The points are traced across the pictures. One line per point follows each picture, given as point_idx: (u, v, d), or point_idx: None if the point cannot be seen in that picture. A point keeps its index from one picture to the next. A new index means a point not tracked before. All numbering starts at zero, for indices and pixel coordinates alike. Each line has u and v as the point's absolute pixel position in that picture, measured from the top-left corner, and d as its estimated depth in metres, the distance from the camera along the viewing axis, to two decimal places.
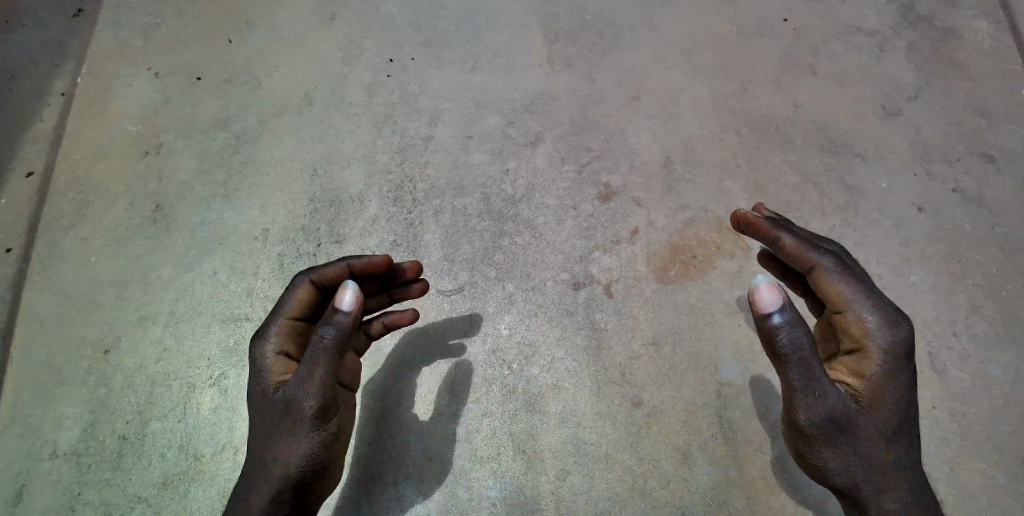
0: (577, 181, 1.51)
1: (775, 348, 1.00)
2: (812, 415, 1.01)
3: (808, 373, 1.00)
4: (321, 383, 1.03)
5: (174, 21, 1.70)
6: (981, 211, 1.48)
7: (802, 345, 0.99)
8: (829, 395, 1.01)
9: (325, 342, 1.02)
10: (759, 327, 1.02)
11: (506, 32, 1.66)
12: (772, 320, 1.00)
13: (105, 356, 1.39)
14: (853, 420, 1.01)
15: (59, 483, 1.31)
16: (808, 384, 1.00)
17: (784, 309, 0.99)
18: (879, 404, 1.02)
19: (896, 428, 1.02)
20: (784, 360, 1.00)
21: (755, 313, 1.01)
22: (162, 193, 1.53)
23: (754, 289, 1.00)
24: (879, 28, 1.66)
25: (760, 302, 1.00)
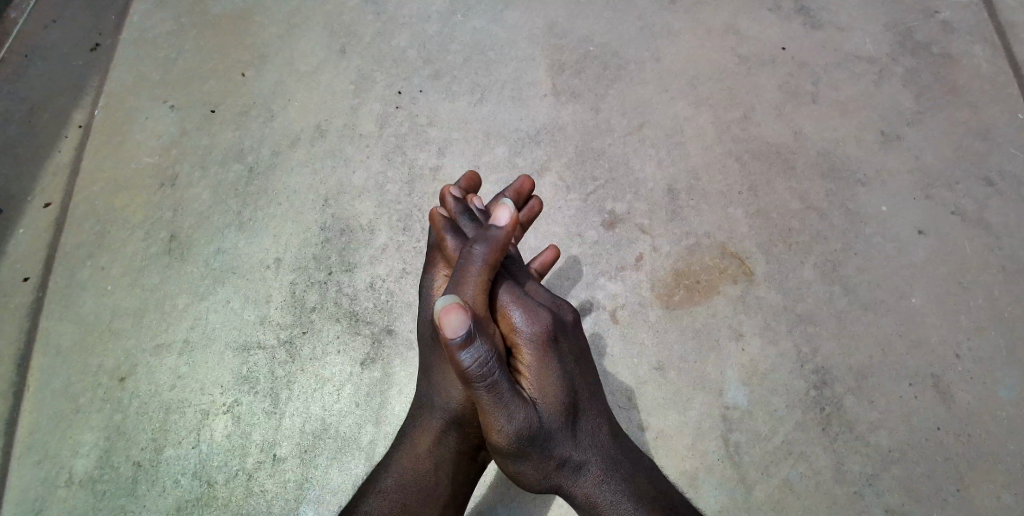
0: (583, 208, 1.54)
1: (467, 376, 0.93)
2: (511, 430, 0.99)
3: (497, 393, 0.96)
4: (475, 299, 1.06)
5: (190, 56, 1.75)
6: (982, 234, 1.50)
7: (486, 376, 0.94)
8: (516, 410, 0.98)
9: (473, 257, 1.09)
10: (450, 355, 0.92)
11: (512, 64, 1.70)
12: (456, 345, 0.90)
13: (121, 383, 1.42)
14: (535, 426, 1.01)
15: (75, 509, 1.33)
16: (494, 406, 0.97)
17: (470, 332, 0.90)
18: (545, 389, 1.05)
19: (568, 407, 1.06)
20: (475, 385, 0.94)
21: (444, 342, 0.90)
22: (178, 222, 1.57)
23: (437, 313, 0.90)
24: (878, 55, 1.69)
25: (447, 329, 0.89)
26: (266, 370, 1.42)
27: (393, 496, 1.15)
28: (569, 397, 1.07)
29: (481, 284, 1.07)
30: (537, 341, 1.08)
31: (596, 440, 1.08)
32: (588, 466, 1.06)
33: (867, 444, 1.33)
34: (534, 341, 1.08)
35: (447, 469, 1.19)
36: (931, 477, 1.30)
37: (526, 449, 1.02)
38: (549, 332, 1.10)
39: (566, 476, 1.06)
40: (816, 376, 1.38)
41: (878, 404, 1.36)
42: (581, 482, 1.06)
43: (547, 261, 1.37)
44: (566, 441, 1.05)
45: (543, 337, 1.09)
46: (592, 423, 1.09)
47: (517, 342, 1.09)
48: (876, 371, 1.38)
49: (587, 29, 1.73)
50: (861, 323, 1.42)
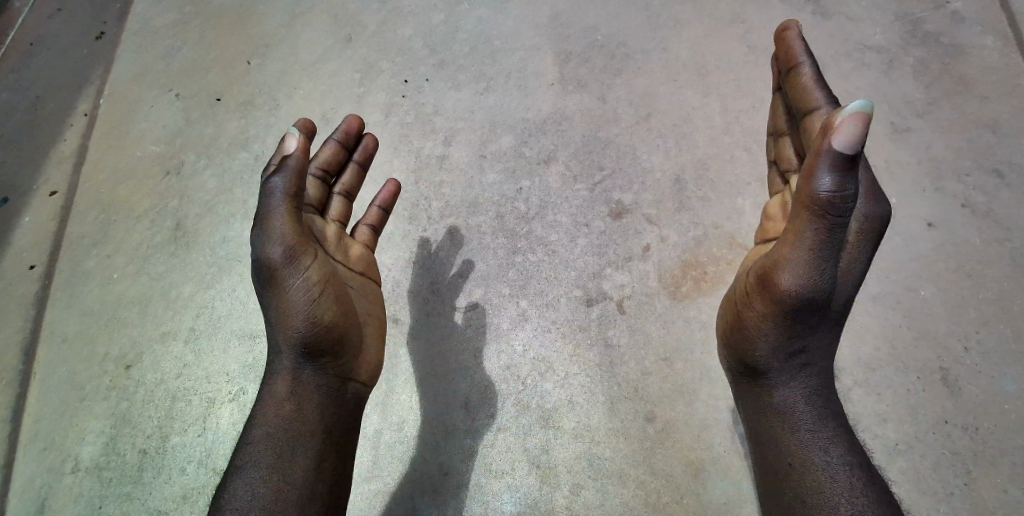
0: (589, 199, 1.53)
1: (818, 202, 0.92)
2: (799, 280, 0.98)
3: (833, 234, 0.94)
4: (285, 228, 1.08)
5: (195, 45, 1.75)
6: (990, 226, 1.48)
7: (840, 207, 0.92)
8: (827, 266, 0.97)
9: (274, 189, 1.08)
10: (813, 169, 0.92)
11: (518, 53, 1.69)
12: (842, 152, 0.89)
13: (127, 372, 1.42)
14: (822, 294, 0.98)
15: (80, 496, 1.33)
16: (812, 249, 0.95)
17: (856, 152, 0.89)
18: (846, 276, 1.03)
19: (851, 298, 1.05)
20: (817, 212, 0.93)
21: (829, 142, 0.90)
22: (183, 212, 1.57)
23: (845, 114, 0.87)
24: (888, 46, 1.68)
25: (842, 134, 0.88)
26: None
27: (256, 449, 1.04)
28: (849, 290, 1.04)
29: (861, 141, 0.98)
30: (867, 224, 1.05)
31: (829, 344, 1.07)
32: (812, 370, 1.07)
33: (872, 437, 1.33)
34: (866, 221, 1.05)
35: (312, 410, 1.08)
36: (937, 470, 1.30)
37: (799, 308, 1.00)
38: (883, 225, 1.06)
39: (799, 370, 1.07)
40: None
41: (885, 397, 1.35)
42: (795, 386, 1.07)
43: (389, 197, 1.35)
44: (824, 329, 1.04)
45: (877, 225, 1.05)
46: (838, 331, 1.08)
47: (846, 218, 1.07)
48: (882, 363, 1.38)
49: (594, 19, 1.72)
50: (867, 316, 1.42)
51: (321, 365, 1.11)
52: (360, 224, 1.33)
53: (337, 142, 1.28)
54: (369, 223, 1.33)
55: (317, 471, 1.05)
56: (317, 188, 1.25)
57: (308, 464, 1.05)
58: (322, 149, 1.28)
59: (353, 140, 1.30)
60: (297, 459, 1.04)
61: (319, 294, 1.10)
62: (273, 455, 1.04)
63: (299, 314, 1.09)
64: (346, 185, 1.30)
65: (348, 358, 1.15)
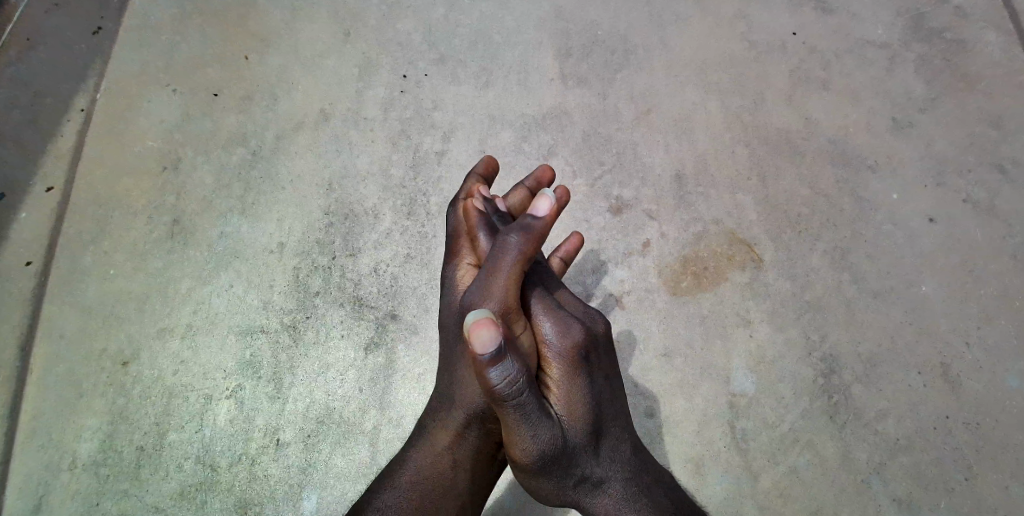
0: (589, 194, 1.52)
1: (495, 396, 0.87)
2: (530, 450, 0.94)
3: (523, 412, 0.90)
4: (505, 289, 1.03)
5: (194, 40, 1.74)
6: (992, 222, 1.48)
7: (513, 394, 0.87)
8: (540, 427, 0.93)
9: (509, 246, 1.05)
10: (478, 371, 0.85)
11: (518, 49, 1.68)
12: (486, 361, 0.83)
13: (125, 368, 1.42)
14: (559, 444, 0.96)
15: (78, 493, 1.33)
16: (519, 422, 0.91)
17: (501, 349, 0.83)
18: (574, 392, 1.03)
19: (592, 425, 1.02)
20: (505, 405, 0.88)
21: (473, 357, 0.83)
22: (180, 208, 1.56)
23: (467, 327, 0.82)
24: (889, 41, 1.67)
25: (476, 344, 0.81)
26: (270, 355, 1.41)
27: (405, 496, 1.09)
28: (595, 416, 1.03)
29: (514, 277, 1.05)
30: (567, 359, 1.05)
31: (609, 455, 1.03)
32: (609, 483, 1.02)
33: (875, 432, 1.32)
34: (563, 357, 1.05)
35: (464, 469, 1.13)
36: (939, 465, 1.29)
37: (544, 467, 0.97)
38: (581, 347, 1.06)
39: (582, 493, 1.02)
40: (824, 364, 1.37)
41: (887, 393, 1.35)
42: (599, 499, 1.02)
43: (572, 249, 1.35)
44: (586, 460, 1.01)
45: (573, 354, 1.05)
46: (624, 437, 1.07)
47: (547, 357, 1.06)
48: (884, 359, 1.37)
49: (595, 14, 1.71)
50: (869, 311, 1.41)
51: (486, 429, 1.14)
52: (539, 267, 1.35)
53: (479, 176, 1.28)
54: (561, 256, 1.35)
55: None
56: None
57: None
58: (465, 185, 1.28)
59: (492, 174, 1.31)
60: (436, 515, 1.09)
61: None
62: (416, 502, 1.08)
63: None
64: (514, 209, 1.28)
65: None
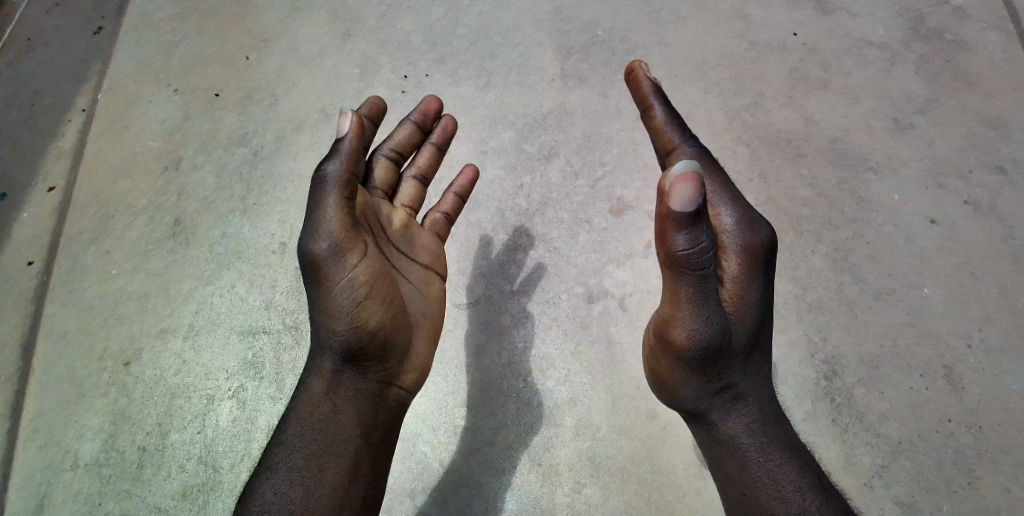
0: (591, 195, 1.52)
1: (679, 261, 0.96)
2: (691, 329, 1.01)
3: (702, 285, 0.97)
4: (332, 221, 1.03)
5: (193, 39, 1.74)
6: (994, 223, 1.48)
7: (697, 263, 0.96)
8: (710, 310, 1.00)
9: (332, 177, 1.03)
10: (665, 232, 0.95)
11: (519, 48, 1.68)
12: (687, 216, 0.92)
13: (126, 368, 1.42)
14: (722, 333, 1.02)
15: (80, 493, 1.33)
16: (693, 297, 0.99)
17: (698, 212, 0.92)
18: (744, 288, 1.05)
19: (755, 328, 1.05)
20: (683, 268, 0.96)
21: (665, 212, 0.93)
22: (182, 208, 1.56)
23: (672, 180, 0.90)
24: (890, 42, 1.67)
25: (678, 199, 0.91)
26: (272, 355, 1.41)
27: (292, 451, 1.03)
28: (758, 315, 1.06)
29: (339, 205, 1.03)
30: (748, 253, 1.05)
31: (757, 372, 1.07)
32: (747, 400, 1.06)
33: (876, 435, 1.32)
34: (745, 251, 1.05)
35: (348, 415, 1.06)
36: (940, 467, 1.29)
37: (704, 354, 1.03)
38: (764, 246, 1.06)
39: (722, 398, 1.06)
40: (825, 366, 1.37)
41: (887, 395, 1.35)
42: (733, 418, 1.06)
43: (466, 183, 1.36)
44: (739, 366, 1.06)
45: (759, 249, 1.05)
46: (766, 361, 1.09)
47: (724, 245, 1.07)
48: (885, 361, 1.37)
49: (594, 14, 1.71)
50: (870, 313, 1.41)
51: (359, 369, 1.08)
52: (434, 212, 1.33)
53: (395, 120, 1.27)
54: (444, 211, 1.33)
55: (351, 473, 1.04)
56: (386, 170, 1.22)
57: (342, 477, 1.02)
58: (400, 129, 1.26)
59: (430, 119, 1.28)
60: (327, 462, 1.02)
61: (364, 295, 1.06)
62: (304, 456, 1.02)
63: (343, 312, 1.06)
64: (422, 167, 1.29)
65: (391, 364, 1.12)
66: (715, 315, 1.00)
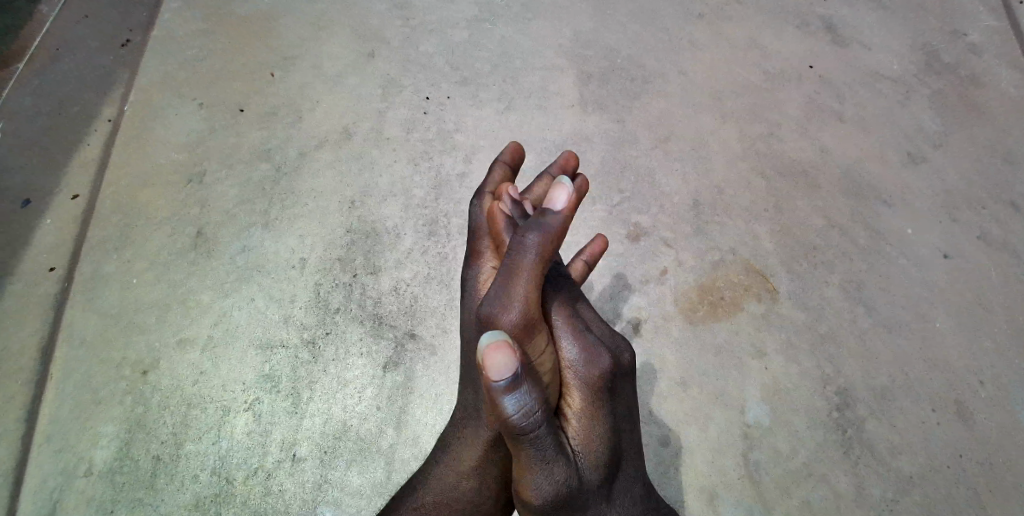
0: (607, 219, 1.54)
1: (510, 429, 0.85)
2: (543, 485, 0.90)
3: (536, 446, 0.88)
4: (526, 295, 0.99)
5: (221, 55, 1.77)
6: (1006, 259, 1.49)
7: (528, 427, 0.85)
8: (554, 468, 0.90)
9: (527, 246, 1.01)
10: (492, 400, 0.84)
11: (539, 73, 1.71)
12: (500, 388, 0.82)
13: (143, 377, 1.44)
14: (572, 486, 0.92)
15: (92, 500, 1.34)
16: (534, 460, 0.89)
17: (516, 376, 0.82)
18: (596, 423, 0.99)
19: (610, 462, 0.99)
20: (520, 439, 0.86)
21: (486, 384, 0.83)
22: (204, 220, 1.58)
23: (481, 352, 0.82)
24: (905, 76, 1.69)
25: (491, 370, 0.81)
26: (289, 370, 1.43)
27: None
28: (612, 452, 1.00)
29: (535, 279, 1.00)
30: (590, 386, 1.02)
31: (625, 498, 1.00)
32: None
33: (888, 467, 1.32)
34: (586, 385, 1.02)
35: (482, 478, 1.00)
36: (951, 501, 1.29)
37: (548, 513, 0.93)
38: (605, 376, 1.04)
39: None
40: (838, 397, 1.37)
41: (899, 427, 1.35)
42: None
43: (597, 246, 1.28)
44: (599, 505, 0.96)
45: (599, 381, 1.03)
46: (621, 488, 1.01)
47: (568, 381, 1.03)
48: (897, 393, 1.38)
49: (614, 41, 1.74)
50: (883, 345, 1.42)
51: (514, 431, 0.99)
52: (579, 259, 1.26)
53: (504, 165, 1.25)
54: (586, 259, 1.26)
55: None
56: None
57: None
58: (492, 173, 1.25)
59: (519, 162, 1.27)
60: None
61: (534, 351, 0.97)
62: None
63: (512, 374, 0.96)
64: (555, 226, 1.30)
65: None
66: (562, 471, 0.91)
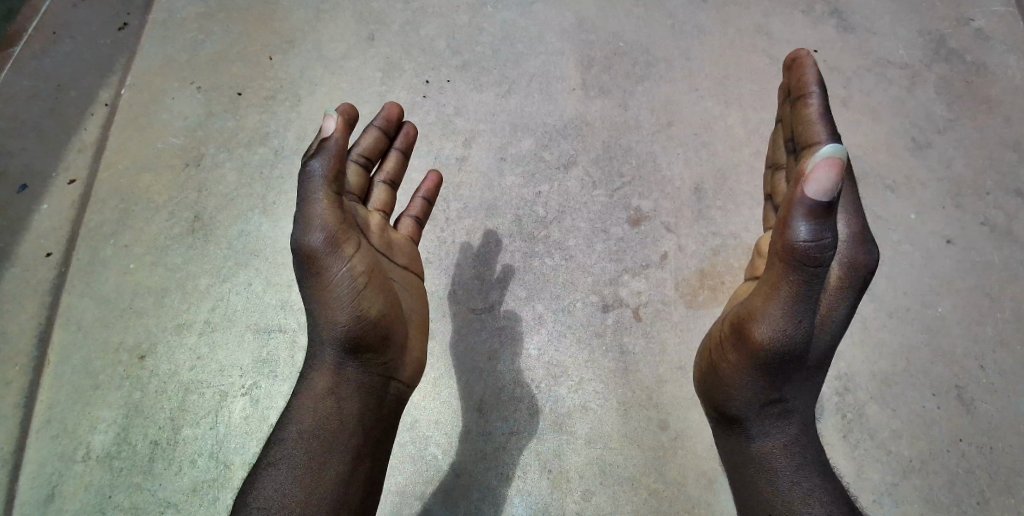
0: (608, 204, 1.53)
1: (797, 255, 0.90)
2: (779, 330, 0.97)
3: (811, 286, 0.92)
4: (323, 212, 1.07)
5: (220, 39, 1.76)
6: (1010, 247, 1.48)
7: (818, 259, 0.89)
8: (808, 319, 0.96)
9: (312, 171, 1.07)
10: (792, 217, 0.88)
11: (541, 57, 1.70)
12: (816, 204, 0.86)
13: (140, 362, 1.43)
14: (806, 344, 0.98)
15: (91, 485, 1.34)
16: (795, 303, 0.94)
17: (833, 197, 0.85)
18: (843, 300, 1.06)
19: (832, 344, 1.06)
20: (803, 265, 0.90)
21: (806, 192, 0.86)
22: (201, 204, 1.57)
23: (822, 157, 0.84)
24: (911, 62, 1.67)
25: (814, 181, 0.84)
26: (286, 354, 1.42)
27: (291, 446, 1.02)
28: (841, 332, 1.07)
29: (327, 199, 1.08)
30: (851, 269, 1.06)
31: (811, 388, 1.07)
32: (795, 416, 1.07)
33: (888, 452, 1.31)
34: (852, 266, 1.06)
35: (353, 406, 1.07)
36: (951, 487, 1.29)
37: (774, 361, 1.00)
38: (867, 268, 1.07)
39: (773, 410, 1.06)
40: (838, 383, 1.37)
41: (900, 413, 1.34)
42: (768, 437, 1.07)
43: (432, 186, 1.34)
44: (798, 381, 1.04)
45: (859, 269, 1.06)
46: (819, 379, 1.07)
47: (836, 254, 1.07)
48: (899, 379, 1.37)
49: (617, 26, 1.72)
50: (885, 331, 1.41)
51: (362, 360, 1.09)
52: (406, 216, 1.32)
53: None
54: (414, 214, 1.32)
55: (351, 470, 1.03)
56: (386, 193, 1.27)
57: (345, 467, 1.03)
58: None
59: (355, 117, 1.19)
60: (333, 449, 1.03)
61: (364, 286, 1.09)
62: (305, 451, 1.02)
63: (344, 305, 1.08)
64: (390, 172, 1.29)
65: (394, 354, 1.13)
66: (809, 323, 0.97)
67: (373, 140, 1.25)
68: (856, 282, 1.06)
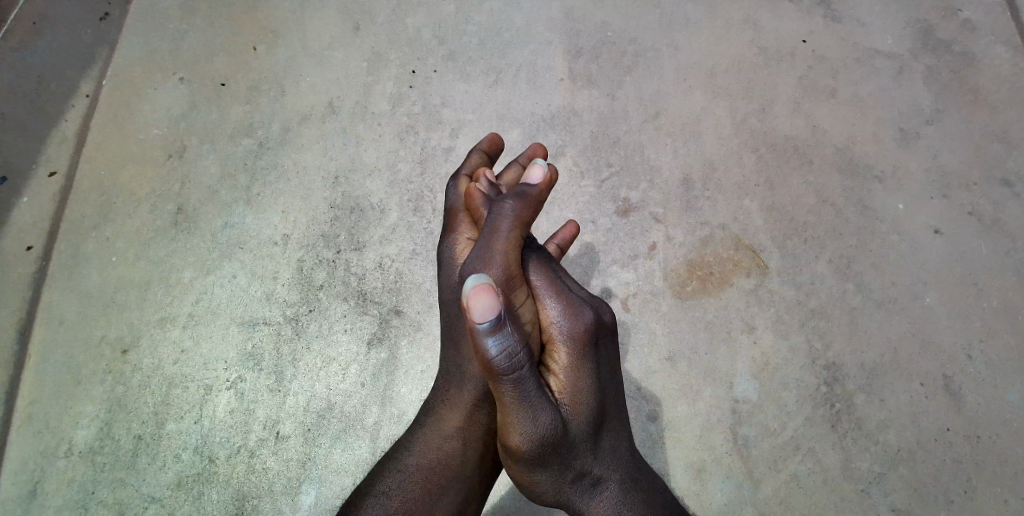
0: (597, 195, 1.52)
1: (494, 368, 0.86)
2: (528, 435, 0.92)
3: (521, 391, 0.89)
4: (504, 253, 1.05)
5: (203, 29, 1.73)
6: (995, 237, 1.48)
7: (512, 369, 0.87)
8: (540, 412, 0.91)
9: (505, 211, 1.09)
10: (474, 342, 0.86)
11: (528, 48, 1.68)
12: (483, 330, 0.84)
13: (123, 356, 1.41)
14: (559, 433, 0.93)
15: (73, 481, 1.31)
16: (517, 401, 0.90)
17: (499, 318, 0.84)
18: (579, 377, 1.01)
19: (596, 419, 1.00)
20: (502, 380, 0.87)
21: (469, 326, 0.84)
22: (185, 196, 1.55)
23: (465, 293, 0.83)
24: (898, 52, 1.67)
25: (475, 312, 0.82)
26: (272, 347, 1.41)
27: None
28: (597, 409, 1.00)
29: (513, 241, 1.07)
30: (576, 342, 1.03)
31: (609, 456, 1.01)
32: (607, 484, 0.99)
33: (876, 442, 1.32)
34: (572, 341, 1.03)
35: None
36: (938, 477, 1.29)
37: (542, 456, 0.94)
38: (587, 334, 1.04)
39: (578, 490, 0.99)
40: (827, 373, 1.37)
41: (888, 403, 1.35)
42: (595, 500, 0.99)
43: (568, 236, 1.36)
44: (586, 455, 0.98)
45: (582, 338, 1.03)
46: (605, 451, 1.01)
47: (553, 338, 1.04)
48: (886, 369, 1.37)
49: (605, 15, 1.71)
50: (873, 321, 1.41)
51: None
52: None
53: (482, 151, 1.31)
54: None
55: None
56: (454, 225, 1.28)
57: None
58: (469, 158, 1.31)
59: (497, 151, 1.33)
60: None
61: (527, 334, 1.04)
62: None
63: None
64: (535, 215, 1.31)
65: None
66: (535, 418, 0.91)
67: (476, 161, 1.30)
68: (585, 351, 1.03)
